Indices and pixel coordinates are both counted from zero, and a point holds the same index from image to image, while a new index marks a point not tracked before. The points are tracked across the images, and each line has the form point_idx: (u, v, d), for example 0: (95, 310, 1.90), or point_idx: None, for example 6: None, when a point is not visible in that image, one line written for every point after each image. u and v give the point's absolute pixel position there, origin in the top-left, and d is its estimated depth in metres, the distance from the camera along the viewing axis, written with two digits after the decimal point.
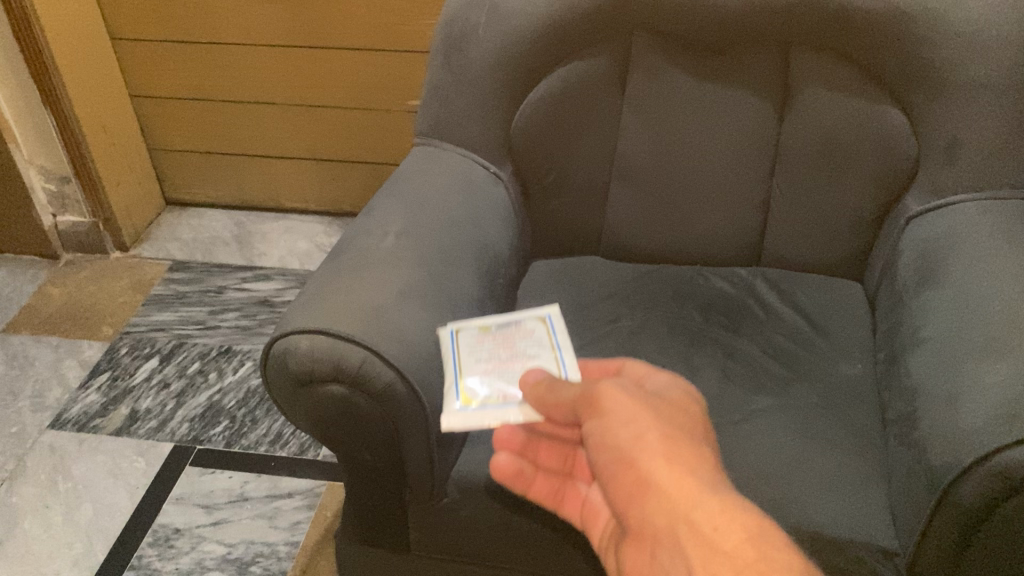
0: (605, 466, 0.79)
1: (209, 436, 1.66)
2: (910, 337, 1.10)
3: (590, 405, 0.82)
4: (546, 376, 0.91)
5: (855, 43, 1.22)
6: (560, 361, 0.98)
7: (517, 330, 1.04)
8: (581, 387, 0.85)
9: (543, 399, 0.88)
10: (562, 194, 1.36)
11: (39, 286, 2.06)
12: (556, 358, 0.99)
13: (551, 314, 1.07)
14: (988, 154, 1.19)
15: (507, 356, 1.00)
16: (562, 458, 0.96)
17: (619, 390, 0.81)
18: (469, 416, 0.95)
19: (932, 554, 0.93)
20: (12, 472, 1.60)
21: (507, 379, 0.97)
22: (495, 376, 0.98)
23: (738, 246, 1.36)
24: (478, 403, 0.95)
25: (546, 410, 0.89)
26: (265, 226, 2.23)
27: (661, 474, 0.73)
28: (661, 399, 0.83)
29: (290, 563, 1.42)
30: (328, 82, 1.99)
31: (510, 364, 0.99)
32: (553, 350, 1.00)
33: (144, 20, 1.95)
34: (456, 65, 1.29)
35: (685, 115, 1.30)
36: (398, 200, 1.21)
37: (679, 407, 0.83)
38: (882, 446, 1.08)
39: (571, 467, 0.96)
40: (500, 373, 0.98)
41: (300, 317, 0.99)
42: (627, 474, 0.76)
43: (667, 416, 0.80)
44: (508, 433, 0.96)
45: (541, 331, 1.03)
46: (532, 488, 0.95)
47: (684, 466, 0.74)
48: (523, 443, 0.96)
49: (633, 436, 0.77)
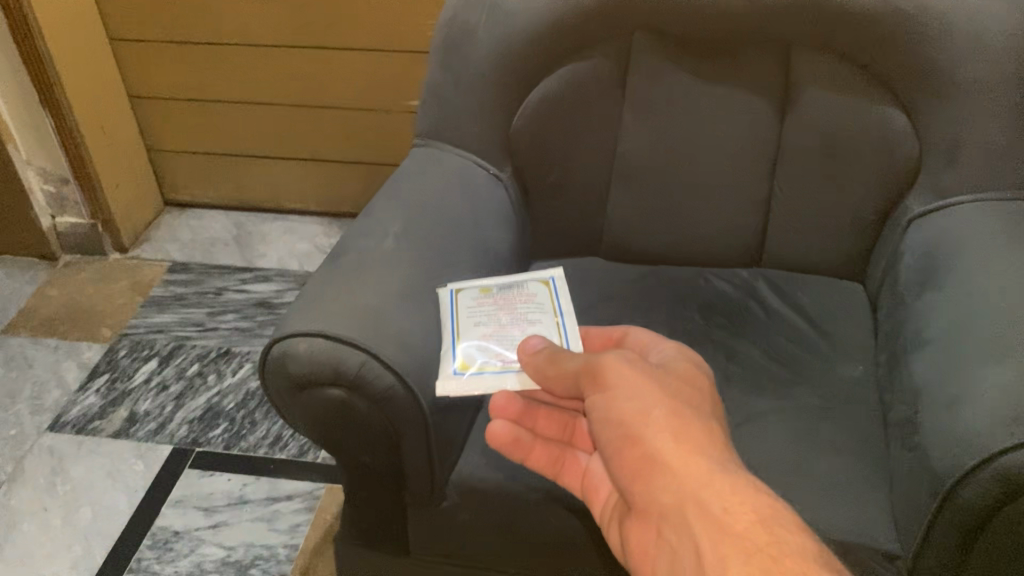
0: (607, 440, 0.78)
1: (208, 438, 1.65)
2: (912, 339, 1.09)
3: (595, 379, 0.81)
4: (546, 343, 0.92)
5: (856, 43, 1.21)
6: (560, 330, 1.00)
7: (518, 294, 1.06)
8: (585, 359, 0.84)
9: (544, 370, 0.89)
10: (562, 195, 1.35)
11: (38, 287, 2.06)
12: (557, 325, 1.01)
13: (553, 280, 1.09)
14: (989, 155, 1.18)
15: (507, 320, 1.02)
16: (561, 427, 0.97)
17: (626, 365, 0.80)
18: (467, 382, 0.96)
19: (934, 558, 0.93)
20: (11, 474, 1.60)
21: (505, 345, 0.98)
22: (494, 342, 0.99)
23: (739, 246, 1.36)
24: (477, 368, 0.96)
25: (546, 382, 0.89)
26: (265, 227, 2.23)
27: (669, 452, 0.72)
28: (668, 374, 0.82)
29: (289, 566, 1.42)
30: (327, 83, 1.98)
31: (509, 328, 1.01)
32: (554, 316, 1.02)
33: (142, 21, 1.95)
34: (456, 66, 1.28)
35: (686, 115, 1.29)
36: (398, 201, 1.20)
37: (685, 382, 0.82)
38: (884, 449, 1.07)
39: (570, 435, 0.97)
40: (498, 339, 0.99)
41: (299, 320, 0.99)
42: (632, 450, 0.75)
43: (673, 392, 0.79)
44: (504, 401, 0.95)
45: (542, 296, 1.05)
46: (531, 457, 0.95)
47: (691, 442, 0.73)
48: (521, 410, 0.96)
49: (640, 409, 0.76)
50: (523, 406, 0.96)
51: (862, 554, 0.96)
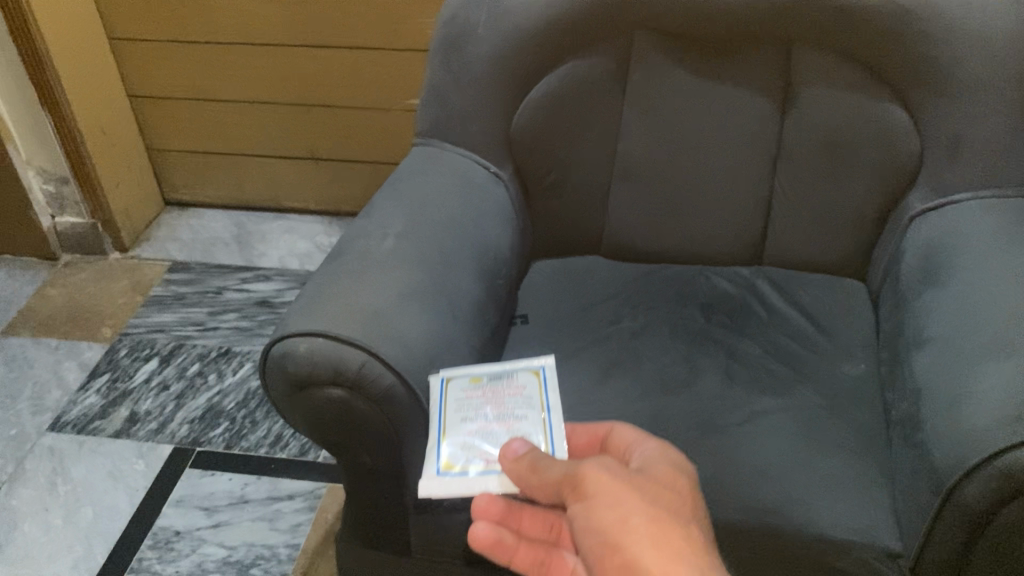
0: (590, 546, 0.81)
1: (209, 438, 1.65)
2: (914, 337, 1.09)
3: (573, 487, 0.83)
4: (529, 449, 0.86)
5: (856, 40, 1.21)
6: (547, 428, 0.93)
7: (507, 385, 0.98)
8: (568, 466, 0.84)
9: (524, 479, 0.85)
10: (563, 194, 1.35)
11: (39, 287, 2.06)
12: (544, 422, 0.94)
13: (546, 367, 1.01)
14: (991, 152, 1.18)
15: (493, 415, 0.95)
16: (545, 525, 0.92)
17: (604, 473, 0.82)
18: (449, 484, 0.89)
19: (936, 555, 0.92)
20: (12, 474, 1.60)
21: (489, 444, 0.92)
22: (478, 439, 0.92)
23: (740, 245, 1.35)
24: (459, 468, 0.90)
25: (527, 489, 0.86)
26: (265, 226, 2.22)
27: (650, 562, 0.76)
28: (645, 476, 0.84)
29: (291, 565, 1.42)
30: (327, 82, 1.98)
31: (494, 425, 0.94)
32: (542, 412, 0.95)
33: (141, 21, 1.94)
34: (456, 65, 1.28)
35: (686, 113, 1.29)
36: (398, 201, 1.20)
37: (665, 483, 0.84)
38: (887, 448, 1.07)
39: (556, 534, 0.92)
40: (483, 435, 0.93)
41: (299, 320, 0.98)
42: (613, 559, 0.78)
43: (653, 498, 0.81)
44: (486, 501, 0.88)
45: (532, 388, 0.98)
46: (515, 557, 0.90)
47: (671, 555, 0.76)
48: (504, 511, 0.90)
49: (619, 519, 0.79)
50: (505, 506, 0.89)
51: (864, 553, 0.96)
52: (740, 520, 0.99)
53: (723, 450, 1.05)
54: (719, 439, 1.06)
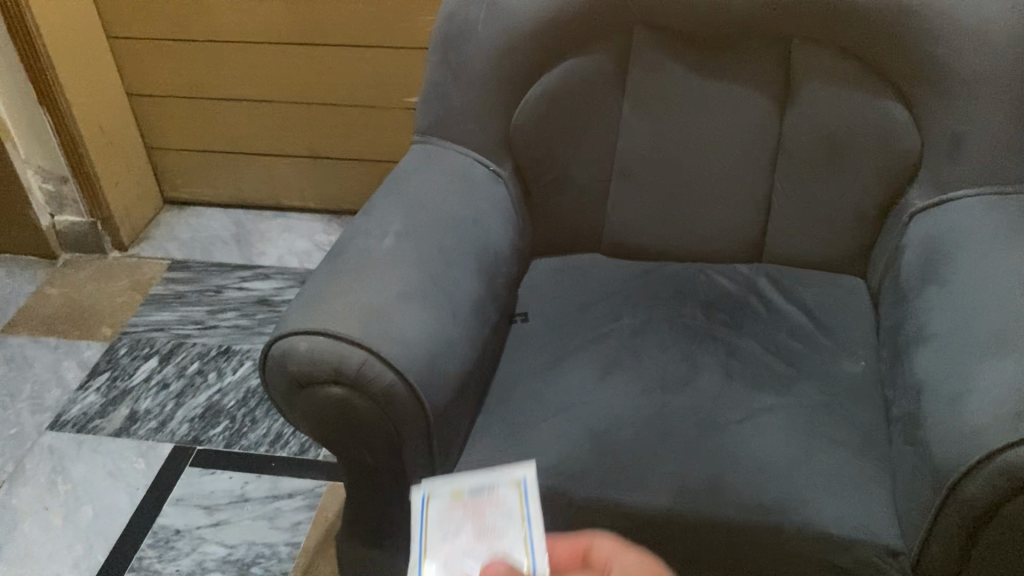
0: None
1: (209, 436, 1.65)
2: (915, 334, 1.09)
3: None
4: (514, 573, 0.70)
5: (856, 37, 1.21)
6: (531, 543, 0.77)
7: (487, 499, 0.82)
8: None
9: None
10: (562, 192, 1.35)
11: (37, 286, 2.06)
12: (528, 538, 0.78)
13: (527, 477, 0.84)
14: (992, 149, 1.18)
15: (472, 534, 0.79)
16: None
17: None
18: None
19: (937, 553, 0.93)
20: (11, 474, 1.60)
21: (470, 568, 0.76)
22: (461, 562, 0.76)
23: (740, 242, 1.35)
24: None
25: None
26: (264, 224, 2.22)
27: None
28: None
29: (291, 564, 1.42)
30: (326, 80, 1.97)
31: (475, 544, 0.78)
32: (526, 524, 0.79)
33: (139, 19, 1.94)
34: (455, 63, 1.27)
35: (686, 110, 1.29)
36: (398, 200, 1.20)
37: None
38: (887, 445, 1.07)
39: None
40: (465, 558, 0.77)
41: (299, 319, 0.98)
42: None
43: None
44: None
45: (512, 501, 0.82)
46: None
47: None
48: None
49: None
50: None
51: (865, 550, 0.96)
52: (740, 518, 0.99)
53: (723, 449, 1.05)
54: (720, 437, 1.06)
